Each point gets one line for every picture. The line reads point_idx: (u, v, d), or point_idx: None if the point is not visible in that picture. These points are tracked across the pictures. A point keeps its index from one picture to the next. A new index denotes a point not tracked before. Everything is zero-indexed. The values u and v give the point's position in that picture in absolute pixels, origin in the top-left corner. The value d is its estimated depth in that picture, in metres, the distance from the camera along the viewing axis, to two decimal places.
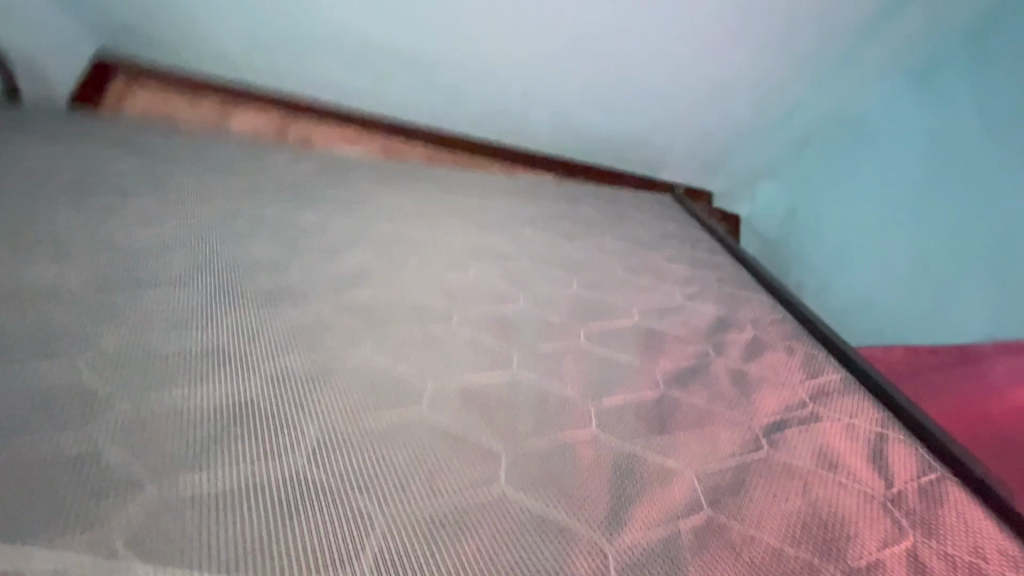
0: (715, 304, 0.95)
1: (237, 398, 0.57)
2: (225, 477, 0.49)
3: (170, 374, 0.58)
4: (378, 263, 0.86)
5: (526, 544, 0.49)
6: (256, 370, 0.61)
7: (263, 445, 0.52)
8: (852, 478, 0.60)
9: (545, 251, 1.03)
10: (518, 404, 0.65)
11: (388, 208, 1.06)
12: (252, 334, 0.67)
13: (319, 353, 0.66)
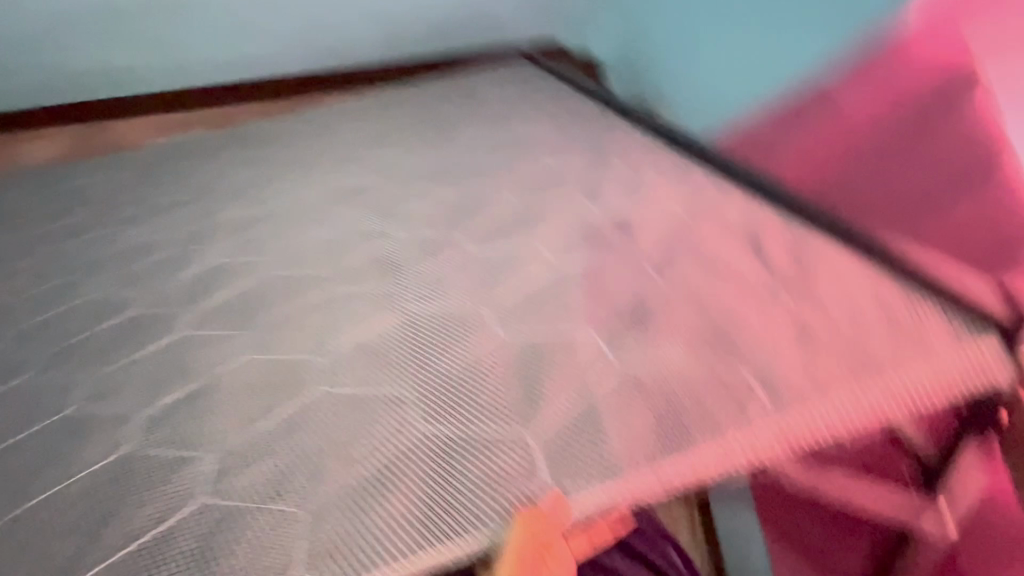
0: (586, 158, 0.89)
1: (147, 418, 0.54)
2: (190, 477, 0.47)
3: (58, 444, 0.54)
4: (246, 242, 0.80)
5: (462, 461, 0.43)
6: (151, 396, 0.57)
7: (220, 438, 0.50)
8: (782, 291, 0.53)
9: (412, 175, 0.92)
10: (396, 328, 0.58)
11: (272, 175, 0.98)
12: (115, 387, 0.59)
13: (198, 351, 0.62)
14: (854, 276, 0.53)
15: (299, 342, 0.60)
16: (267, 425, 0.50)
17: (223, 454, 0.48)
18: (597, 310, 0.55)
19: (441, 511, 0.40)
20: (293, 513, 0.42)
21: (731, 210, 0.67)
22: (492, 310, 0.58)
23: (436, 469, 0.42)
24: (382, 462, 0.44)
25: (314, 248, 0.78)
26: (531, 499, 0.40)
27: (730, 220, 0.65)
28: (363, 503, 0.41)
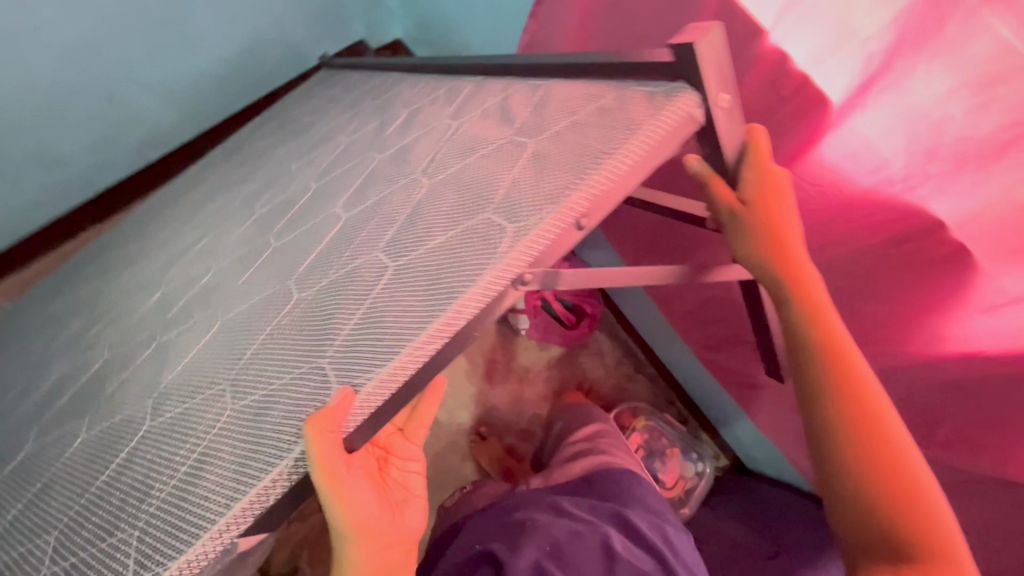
0: (373, 116, 0.93)
1: (5, 526, 0.52)
2: (39, 555, 0.45)
3: None
4: (100, 333, 0.83)
5: (266, 410, 0.43)
6: (9, 507, 0.55)
7: (63, 511, 0.48)
8: (521, 136, 0.55)
9: (236, 207, 0.96)
10: (215, 339, 0.59)
11: (120, 280, 1.01)
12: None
13: (49, 444, 0.61)
14: (576, 93, 0.56)
15: (128, 400, 0.59)
16: (100, 481, 0.48)
17: (61, 528, 0.46)
18: (376, 236, 0.56)
19: (250, 463, 0.39)
20: (122, 539, 0.40)
21: (489, 98, 0.69)
22: (296, 281, 0.59)
23: (244, 432, 0.42)
24: (200, 453, 0.43)
25: (149, 314, 0.78)
26: (324, 405, 0.39)
27: (488, 105, 0.67)
28: (184, 491, 0.40)
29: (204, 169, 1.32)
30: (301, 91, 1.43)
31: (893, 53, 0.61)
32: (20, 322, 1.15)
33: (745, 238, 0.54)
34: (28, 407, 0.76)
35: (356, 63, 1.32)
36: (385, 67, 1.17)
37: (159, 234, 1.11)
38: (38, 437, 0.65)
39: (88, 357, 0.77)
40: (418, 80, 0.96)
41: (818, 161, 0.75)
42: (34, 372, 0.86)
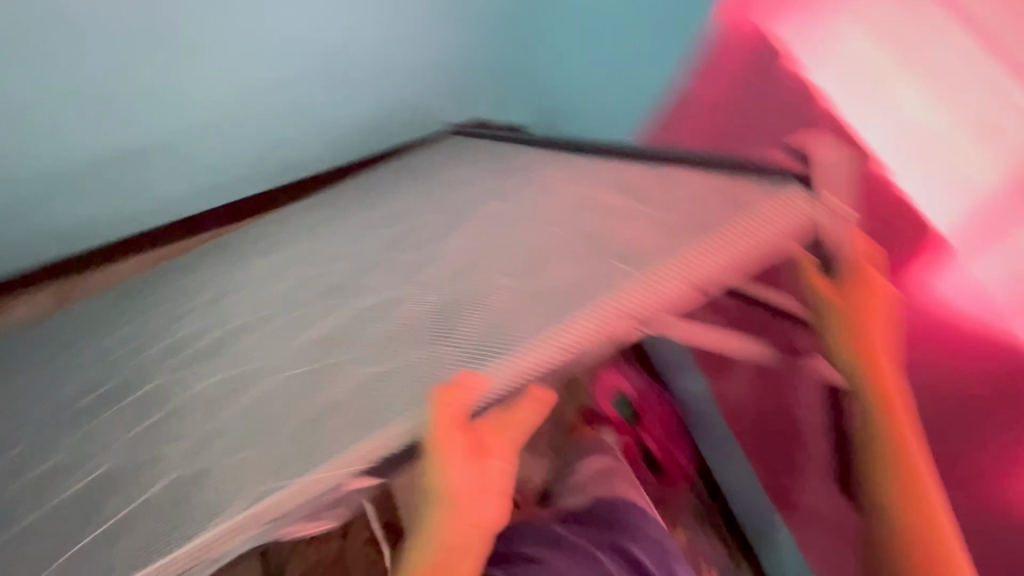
0: (500, 172, 1.04)
1: (123, 448, 0.59)
2: (160, 475, 0.51)
3: (50, 489, 0.58)
4: (199, 293, 0.89)
5: (389, 380, 0.50)
6: (126, 430, 0.62)
7: (185, 441, 0.55)
8: (638, 208, 0.65)
9: (348, 217, 1.07)
10: (339, 325, 0.66)
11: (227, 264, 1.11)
12: (102, 427, 0.65)
13: (163, 385, 0.69)
14: (694, 183, 0.65)
15: (249, 358, 0.66)
16: (225, 413, 0.56)
17: (184, 449, 0.53)
18: (503, 265, 0.64)
19: (374, 418, 0.47)
20: (250, 459, 0.47)
21: (620, 173, 0.75)
22: (418, 289, 0.67)
23: (371, 392, 0.49)
24: (325, 404, 0.50)
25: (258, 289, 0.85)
26: (451, 380, 0.48)
27: (608, 178, 0.77)
28: (313, 427, 0.48)
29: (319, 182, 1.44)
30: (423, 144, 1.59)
31: (1007, 207, 0.65)
32: (122, 275, 1.24)
33: (837, 326, 0.64)
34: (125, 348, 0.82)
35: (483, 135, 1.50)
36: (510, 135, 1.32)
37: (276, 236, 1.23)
38: (147, 374, 0.72)
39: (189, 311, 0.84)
40: (541, 150, 1.08)
41: (931, 291, 0.76)
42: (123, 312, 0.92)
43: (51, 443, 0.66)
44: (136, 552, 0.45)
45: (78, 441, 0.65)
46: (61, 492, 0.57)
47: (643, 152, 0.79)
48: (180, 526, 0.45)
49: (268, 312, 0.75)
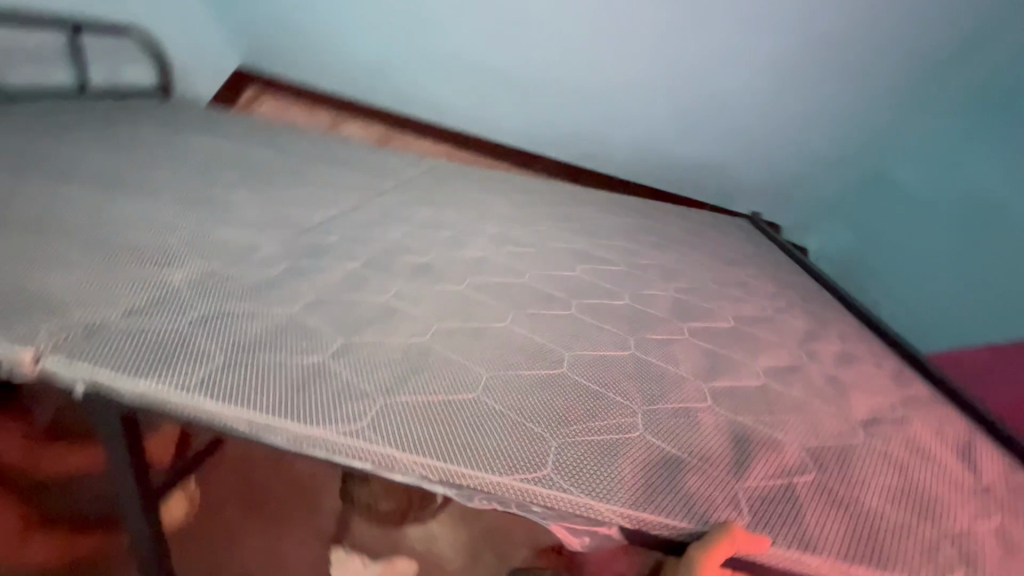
0: (807, 319, 0.99)
1: (424, 336, 0.69)
2: (452, 391, 0.59)
3: (362, 322, 0.70)
4: (501, 255, 1.05)
5: (673, 474, 0.52)
6: (428, 320, 0.74)
7: (477, 375, 0.63)
8: (978, 503, 0.57)
9: (638, 260, 1.17)
10: (625, 368, 0.70)
11: (516, 223, 1.30)
12: (411, 301, 0.78)
13: (461, 303, 0.81)
14: None
15: (543, 337, 0.75)
16: (523, 377, 0.64)
17: (479, 383, 0.61)
18: (807, 434, 0.63)
19: (654, 498, 0.49)
20: (538, 442, 0.53)
21: (944, 420, 0.72)
22: (710, 391, 0.68)
23: (658, 472, 0.52)
24: (610, 444, 0.55)
25: (551, 278, 0.98)
26: (739, 525, 0.47)
27: (943, 427, 0.70)
28: (600, 459, 0.52)
29: (603, 209, 1.58)
30: (719, 229, 1.60)
31: None
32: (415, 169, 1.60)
33: None
34: (430, 249, 1.01)
35: (783, 259, 1.46)
36: (824, 285, 1.25)
37: (561, 222, 1.38)
38: (455, 280, 0.89)
39: (490, 259, 1.02)
40: (858, 327, 1.02)
41: None
42: (433, 222, 1.19)
43: (376, 286, 0.82)
44: (420, 447, 0.50)
45: (386, 296, 0.79)
46: (365, 335, 0.67)
47: (980, 412, 0.75)
48: (460, 451, 0.50)
49: (558, 309, 0.85)
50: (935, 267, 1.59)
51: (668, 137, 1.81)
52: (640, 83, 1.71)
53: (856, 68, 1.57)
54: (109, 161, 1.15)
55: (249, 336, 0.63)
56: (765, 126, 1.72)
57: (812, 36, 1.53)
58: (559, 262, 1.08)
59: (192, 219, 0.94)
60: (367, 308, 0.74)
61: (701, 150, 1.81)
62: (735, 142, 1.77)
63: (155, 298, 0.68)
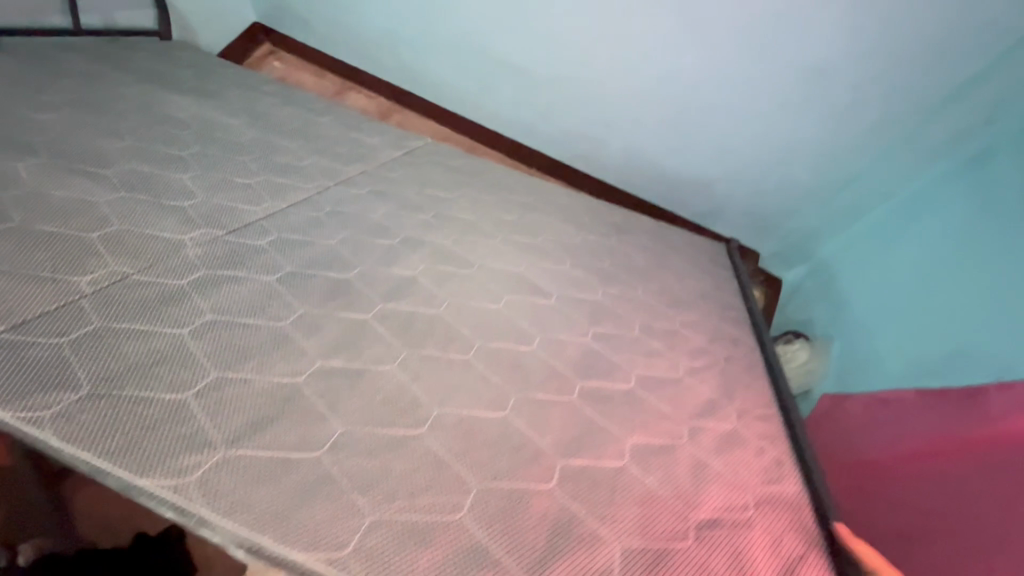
0: (717, 385, 1.00)
1: (297, 378, 0.72)
2: (294, 448, 0.62)
3: (244, 354, 0.73)
4: (432, 274, 1.06)
5: (467, 569, 0.56)
6: (309, 359, 0.76)
7: (328, 428, 0.66)
8: None
9: (574, 291, 1.17)
10: (486, 435, 0.72)
11: (469, 231, 1.30)
12: (305, 331, 0.81)
13: (354, 337, 0.83)
14: None
15: (422, 388, 0.77)
16: (375, 436, 0.67)
17: (327, 440, 0.65)
18: (634, 532, 0.67)
19: None
20: (348, 518, 0.57)
21: (789, 531, 0.76)
22: (561, 470, 0.71)
23: (453, 566, 0.56)
24: (422, 526, 0.58)
25: (467, 309, 0.99)
26: None
27: (782, 537, 0.74)
28: (401, 544, 0.56)
29: (571, 219, 1.55)
30: (688, 257, 1.56)
31: None
32: (394, 155, 1.61)
33: None
34: (359, 261, 1.03)
35: (737, 299, 1.44)
36: (759, 339, 1.25)
37: (519, 233, 1.37)
38: (367, 305, 0.91)
39: (416, 279, 1.03)
40: (767, 400, 1.02)
41: None
42: (380, 224, 1.19)
43: (278, 308, 0.84)
44: (231, 511, 0.55)
45: (279, 323, 0.81)
46: (237, 371, 0.70)
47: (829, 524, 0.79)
48: (268, 521, 0.55)
49: (454, 352, 0.86)
50: (890, 315, 1.63)
51: (654, 152, 1.82)
52: (632, 90, 1.71)
53: (842, 106, 1.59)
54: (71, 125, 1.17)
55: (125, 362, 0.67)
56: (751, 151, 1.74)
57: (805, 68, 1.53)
58: (489, 288, 1.08)
59: (128, 208, 0.96)
60: (255, 337, 0.77)
61: (691, 164, 1.82)
62: (724, 162, 1.78)
63: (52, 305, 0.72)
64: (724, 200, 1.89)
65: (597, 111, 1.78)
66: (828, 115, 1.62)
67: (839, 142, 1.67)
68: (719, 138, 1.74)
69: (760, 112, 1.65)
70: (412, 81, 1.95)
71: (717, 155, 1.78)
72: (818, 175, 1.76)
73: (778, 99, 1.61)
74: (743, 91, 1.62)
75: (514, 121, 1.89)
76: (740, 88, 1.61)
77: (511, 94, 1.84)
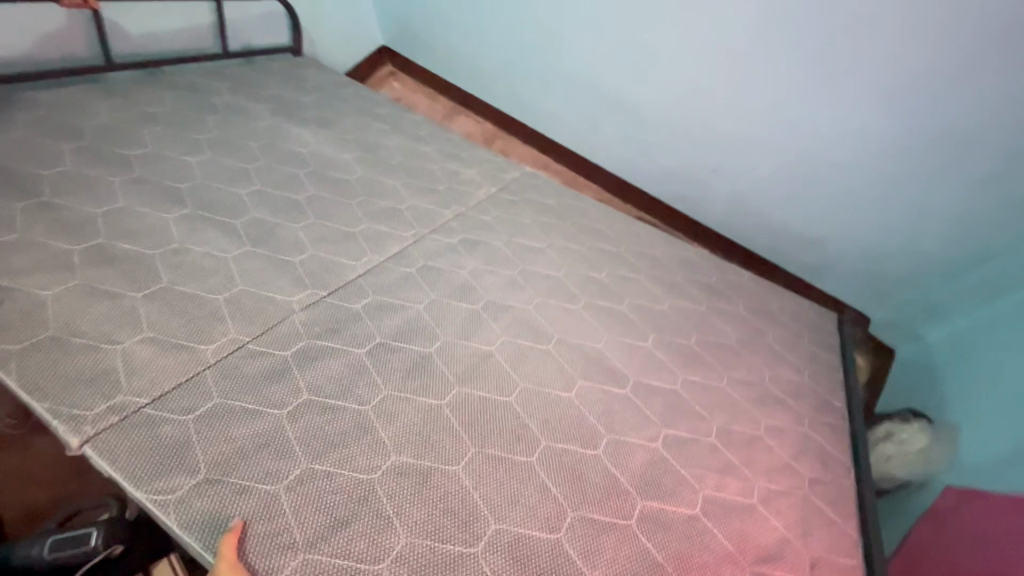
0: (791, 521, 0.95)
1: (372, 474, 0.79)
2: (358, 557, 0.70)
3: (329, 447, 0.80)
4: (510, 349, 1.08)
5: None
6: (385, 453, 0.82)
7: (388, 536, 0.73)
8: None
9: (653, 377, 1.14)
10: (539, 561, 0.77)
11: (555, 291, 1.30)
12: (386, 419, 0.87)
13: (428, 427, 0.88)
14: None
15: (483, 497, 0.81)
16: (435, 553, 0.73)
17: (393, 550, 0.72)
18: None
19: None
20: None
21: None
22: None
23: None
24: None
25: (539, 397, 1.00)
26: None
27: None
28: None
29: (663, 275, 1.49)
30: (786, 334, 1.44)
31: None
32: (491, 188, 1.62)
33: None
34: (443, 329, 1.08)
35: (836, 395, 1.32)
36: (854, 456, 1.17)
37: (604, 292, 1.35)
38: (445, 386, 0.96)
39: (492, 354, 1.06)
40: (845, 545, 0.97)
41: None
42: (468, 282, 1.23)
43: (366, 389, 0.91)
44: None
45: (358, 407, 0.87)
46: (320, 463, 0.78)
47: None
48: None
49: (519, 454, 0.89)
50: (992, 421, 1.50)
51: (762, 201, 1.78)
52: (743, 133, 1.68)
53: (983, 171, 1.50)
54: (211, 168, 1.31)
55: (232, 445, 0.77)
56: (870, 212, 1.67)
57: (944, 129, 1.46)
58: (563, 371, 1.07)
59: (252, 266, 1.08)
60: (337, 423, 0.84)
61: (803, 215, 1.76)
62: (841, 220, 1.71)
63: (184, 378, 0.84)
64: (835, 258, 1.81)
65: (707, 152, 1.76)
66: (973, 185, 1.52)
67: (975, 207, 1.56)
68: (839, 196, 1.67)
69: (890, 173, 1.57)
70: (524, 108, 2.01)
71: (828, 213, 1.71)
72: (946, 244, 1.66)
73: (908, 159, 1.53)
74: (871, 153, 1.56)
75: (617, 157, 1.93)
76: (867, 148, 1.55)
77: (620, 128, 1.87)
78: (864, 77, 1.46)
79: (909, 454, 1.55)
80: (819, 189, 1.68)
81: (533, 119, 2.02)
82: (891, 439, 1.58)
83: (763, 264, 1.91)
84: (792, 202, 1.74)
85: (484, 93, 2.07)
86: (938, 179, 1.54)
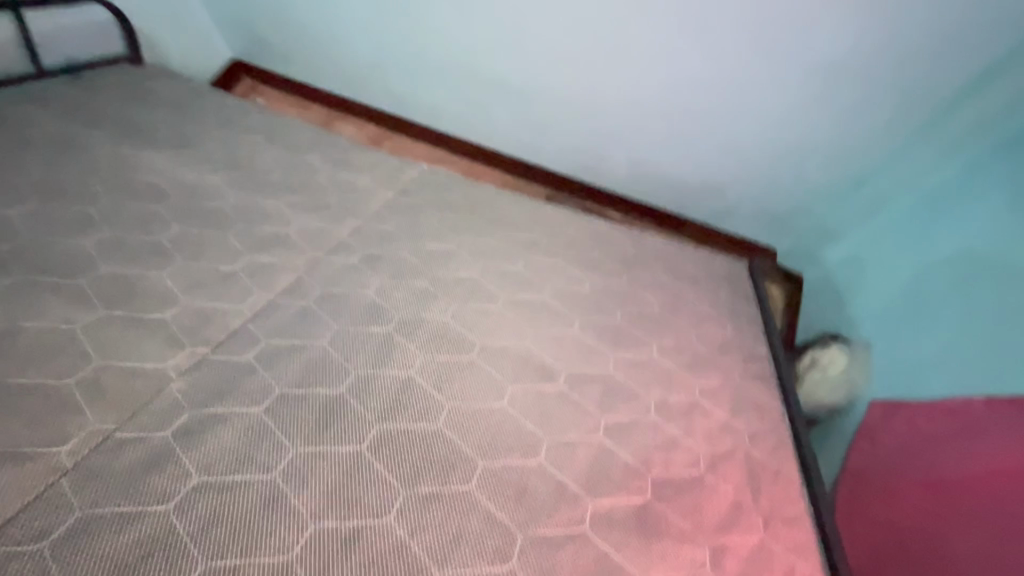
0: (738, 481, 0.96)
1: (287, 556, 0.69)
2: None
3: (229, 537, 0.69)
4: (432, 367, 1.00)
5: None
6: (300, 525, 0.72)
7: None
8: None
9: (585, 363, 1.10)
10: None
11: (472, 293, 1.22)
12: (299, 484, 0.76)
13: (349, 481, 0.78)
14: None
15: (423, 545, 0.73)
16: None
17: None
18: None
19: None
20: None
21: None
22: None
23: None
24: None
25: (471, 414, 0.93)
26: None
27: None
28: None
29: (579, 254, 1.46)
30: (704, 292, 1.46)
31: None
32: (387, 193, 1.51)
33: None
34: (353, 361, 0.98)
35: (759, 342, 1.36)
36: (785, 400, 1.19)
37: (523, 284, 1.29)
38: (365, 426, 0.86)
39: (412, 377, 0.97)
40: (791, 492, 0.98)
41: None
42: (376, 302, 1.13)
43: (269, 453, 0.79)
44: None
45: (259, 479, 0.76)
46: (221, 560, 0.67)
47: None
48: None
49: (456, 484, 0.82)
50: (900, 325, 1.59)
51: (661, 160, 1.77)
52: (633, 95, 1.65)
53: (852, 100, 1.53)
54: (43, 221, 1.10)
55: (105, 566, 0.64)
56: (761, 156, 1.68)
57: (818, 67, 1.48)
58: (492, 378, 1.01)
59: (108, 333, 0.92)
60: (235, 505, 0.72)
61: (700, 167, 1.75)
62: (736, 167, 1.72)
63: (31, 496, 0.69)
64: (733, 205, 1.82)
65: (601, 118, 1.73)
66: (851, 113, 1.55)
67: (850, 134, 1.60)
68: (731, 143, 1.68)
69: (774, 114, 1.59)
70: (409, 101, 1.89)
71: (722, 160, 1.72)
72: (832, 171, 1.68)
73: (787, 98, 1.55)
74: (752, 97, 1.57)
75: (512, 138, 1.86)
76: (747, 92, 1.56)
77: (511, 106, 1.79)
78: (737, 25, 1.46)
79: (834, 377, 1.64)
80: (709, 141, 1.69)
81: (421, 111, 1.90)
82: (816, 367, 1.66)
83: (667, 218, 1.88)
84: (687, 155, 1.73)
85: (364, 91, 1.92)
86: (818, 117, 1.57)
